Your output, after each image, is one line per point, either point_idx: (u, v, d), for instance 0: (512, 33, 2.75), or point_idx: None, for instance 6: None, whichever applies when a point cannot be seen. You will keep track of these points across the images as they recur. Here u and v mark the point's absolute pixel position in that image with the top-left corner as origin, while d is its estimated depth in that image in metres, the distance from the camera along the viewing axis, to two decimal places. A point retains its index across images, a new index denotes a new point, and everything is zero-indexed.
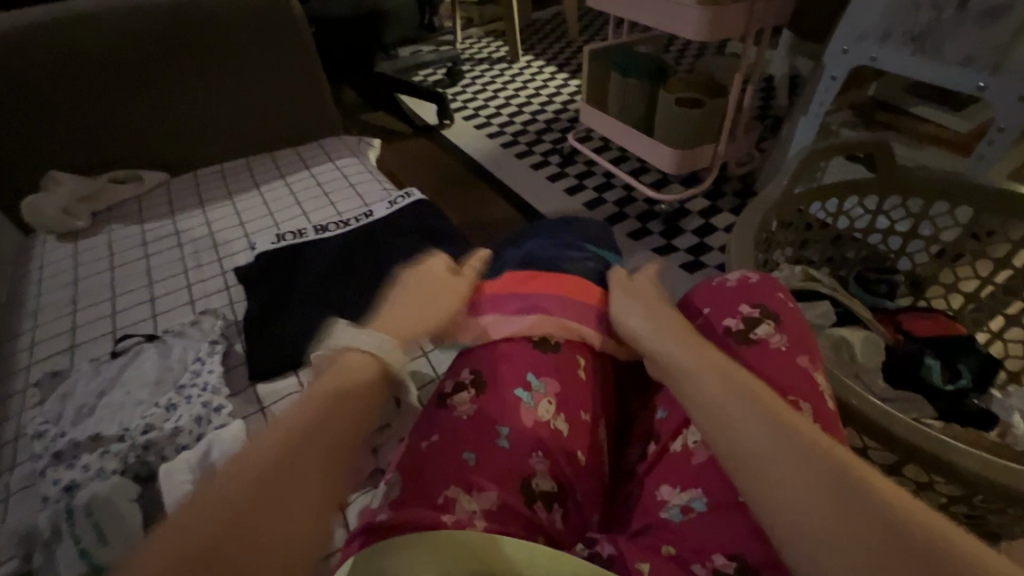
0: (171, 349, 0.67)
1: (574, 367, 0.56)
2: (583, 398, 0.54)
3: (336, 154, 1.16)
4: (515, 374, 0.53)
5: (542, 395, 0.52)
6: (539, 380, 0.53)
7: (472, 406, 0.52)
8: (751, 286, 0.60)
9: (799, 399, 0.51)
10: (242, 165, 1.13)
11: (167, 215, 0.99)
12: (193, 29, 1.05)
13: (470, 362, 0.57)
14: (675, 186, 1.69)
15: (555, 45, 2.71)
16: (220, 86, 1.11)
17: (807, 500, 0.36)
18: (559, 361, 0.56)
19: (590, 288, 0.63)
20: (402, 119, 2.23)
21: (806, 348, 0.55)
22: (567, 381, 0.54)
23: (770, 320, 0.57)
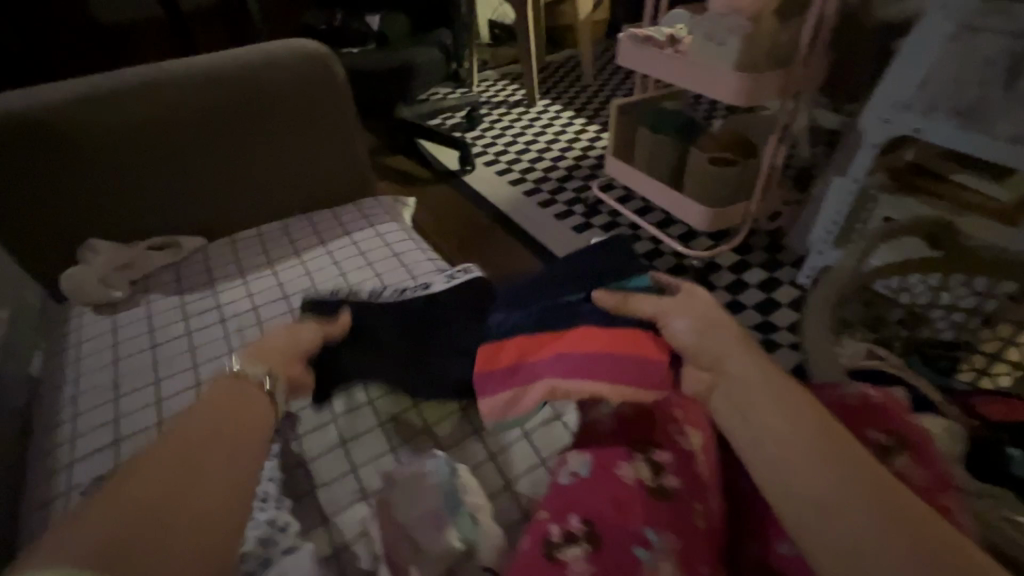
0: None
1: (690, 513, 0.49)
2: (707, 553, 0.47)
3: (375, 218, 1.14)
4: (630, 526, 0.48)
5: (662, 556, 0.46)
6: (656, 536, 0.47)
7: (589, 566, 0.46)
8: (874, 403, 0.57)
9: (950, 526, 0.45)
10: (280, 228, 1.11)
11: (207, 284, 0.96)
12: (244, 98, 1.04)
13: (572, 503, 0.51)
14: (703, 240, 1.68)
15: (571, 89, 2.75)
16: (266, 152, 1.10)
17: (878, 536, 0.38)
18: (674, 508, 0.49)
19: (610, 336, 0.62)
20: (422, 164, 2.24)
21: (946, 485, 0.49)
22: (689, 534, 0.48)
23: (905, 450, 0.52)
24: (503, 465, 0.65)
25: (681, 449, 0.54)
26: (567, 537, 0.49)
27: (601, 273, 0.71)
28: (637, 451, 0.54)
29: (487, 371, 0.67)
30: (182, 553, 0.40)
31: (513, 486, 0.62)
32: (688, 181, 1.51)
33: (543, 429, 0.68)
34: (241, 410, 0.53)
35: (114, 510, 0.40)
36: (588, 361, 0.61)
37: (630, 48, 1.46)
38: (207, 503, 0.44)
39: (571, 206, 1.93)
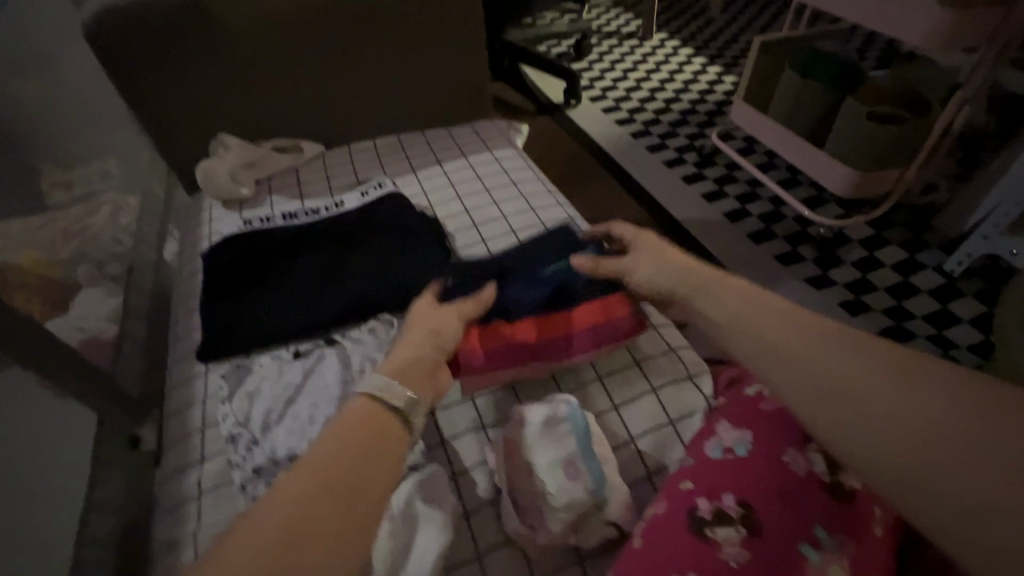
0: (351, 357, 0.64)
1: (868, 519, 0.43)
2: (879, 563, 0.42)
3: (493, 143, 1.08)
4: (797, 521, 0.43)
5: (840, 559, 0.41)
6: (829, 537, 0.42)
7: (745, 552, 0.42)
8: None
9: None
10: (395, 143, 1.08)
11: (326, 193, 0.96)
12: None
13: (725, 480, 0.47)
14: (832, 207, 1.50)
15: (694, 22, 2.47)
16: (387, 59, 1.07)
17: (972, 460, 0.32)
18: (854, 513, 0.43)
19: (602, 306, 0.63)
20: (525, 93, 2.13)
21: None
22: (861, 541, 0.42)
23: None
24: (628, 419, 0.60)
25: None
26: (719, 515, 0.44)
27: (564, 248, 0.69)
28: (811, 439, 0.47)
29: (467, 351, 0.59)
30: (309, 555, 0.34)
31: (637, 443, 0.58)
32: (834, 137, 1.33)
33: (672, 390, 0.63)
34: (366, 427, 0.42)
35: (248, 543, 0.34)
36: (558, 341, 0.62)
37: None
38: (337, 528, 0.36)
39: (683, 153, 1.77)
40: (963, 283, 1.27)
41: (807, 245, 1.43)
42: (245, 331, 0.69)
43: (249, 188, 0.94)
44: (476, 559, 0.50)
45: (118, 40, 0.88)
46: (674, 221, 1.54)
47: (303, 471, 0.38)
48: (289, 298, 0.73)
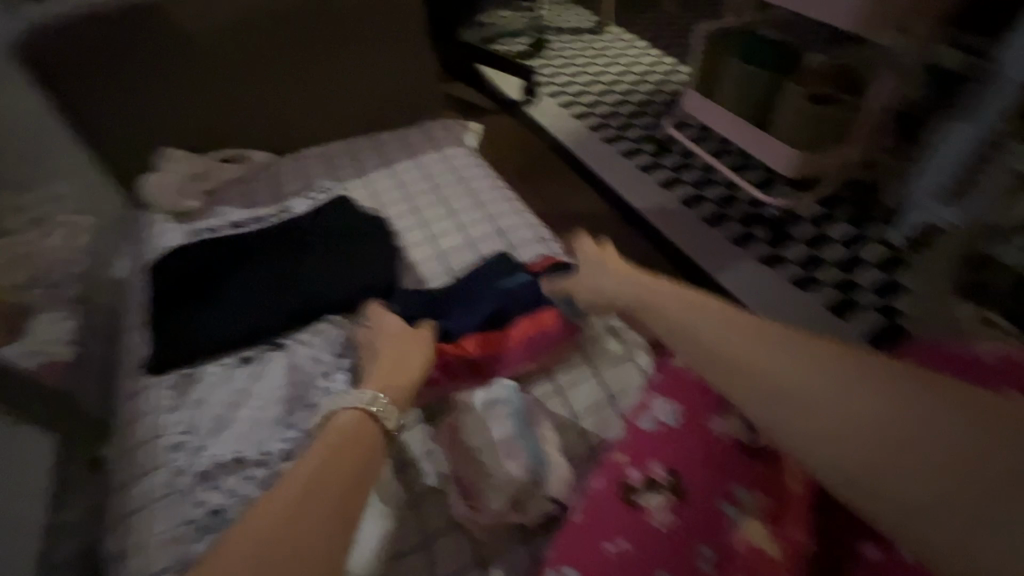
0: (297, 358, 0.66)
1: (786, 476, 0.46)
2: (801, 512, 0.44)
3: (442, 143, 1.08)
4: (717, 483, 0.45)
5: (757, 513, 0.44)
6: (748, 494, 0.45)
7: (670, 516, 0.44)
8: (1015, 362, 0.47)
9: None
10: (346, 148, 1.09)
11: (276, 200, 0.96)
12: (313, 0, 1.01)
13: (652, 449, 0.48)
14: (783, 187, 1.54)
15: (647, 15, 2.51)
16: (331, 63, 1.08)
17: (922, 459, 0.32)
18: (772, 471, 0.46)
19: (536, 321, 0.65)
20: (483, 92, 2.14)
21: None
22: (779, 494, 0.45)
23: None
24: (571, 400, 0.63)
25: None
26: (649, 484, 0.47)
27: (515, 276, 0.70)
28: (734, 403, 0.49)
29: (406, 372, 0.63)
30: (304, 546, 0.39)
31: (579, 423, 0.60)
32: (778, 120, 1.38)
33: (614, 370, 0.65)
34: (353, 446, 0.47)
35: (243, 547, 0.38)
36: (491, 358, 0.64)
37: None
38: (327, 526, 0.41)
39: (640, 143, 1.80)
40: (908, 253, 1.33)
41: (761, 226, 1.47)
42: (191, 340, 0.69)
43: (197, 201, 0.94)
44: (422, 544, 0.52)
45: (53, 59, 0.88)
46: (632, 210, 1.57)
47: (291, 483, 0.42)
48: (237, 306, 0.73)
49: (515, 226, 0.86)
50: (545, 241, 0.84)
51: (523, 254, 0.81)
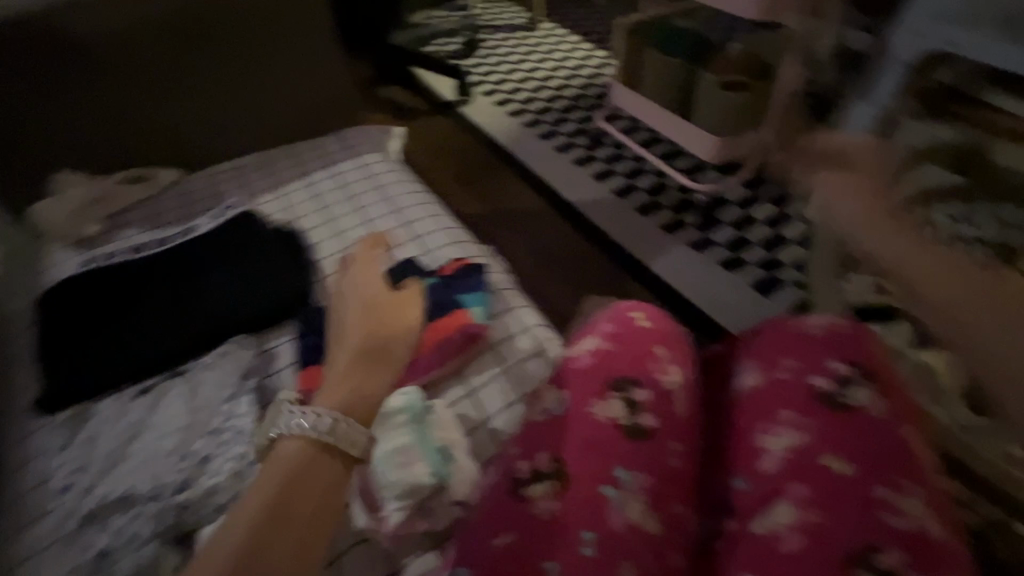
0: (200, 384, 0.63)
1: (662, 453, 0.49)
2: (678, 489, 0.48)
3: (360, 150, 1.06)
4: (599, 465, 0.48)
5: (635, 493, 0.46)
6: (627, 475, 0.47)
7: (554, 506, 0.46)
8: (839, 334, 0.51)
9: (902, 476, 0.41)
10: (260, 159, 1.05)
11: (184, 219, 0.92)
12: (211, 8, 0.98)
13: (541, 441, 0.50)
14: (710, 173, 1.59)
15: (578, 9, 2.52)
16: (237, 73, 1.05)
17: None
18: (649, 449, 0.49)
19: (450, 322, 0.66)
20: (418, 94, 2.12)
21: (905, 417, 0.46)
22: (659, 472, 0.48)
23: (865, 383, 0.47)
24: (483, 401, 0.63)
25: (662, 387, 0.52)
26: (535, 474, 0.49)
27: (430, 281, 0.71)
28: (613, 389, 0.53)
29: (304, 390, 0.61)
30: None
31: (490, 423, 0.62)
32: (699, 108, 1.42)
33: (525, 366, 0.66)
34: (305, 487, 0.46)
35: None
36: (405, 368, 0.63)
37: None
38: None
39: (574, 137, 1.82)
40: None
41: (690, 212, 1.51)
42: (83, 375, 0.65)
43: (96, 227, 0.90)
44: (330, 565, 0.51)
45: None
46: (568, 203, 1.59)
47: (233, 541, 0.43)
48: (135, 334, 0.69)
49: (431, 231, 0.86)
50: (459, 243, 0.83)
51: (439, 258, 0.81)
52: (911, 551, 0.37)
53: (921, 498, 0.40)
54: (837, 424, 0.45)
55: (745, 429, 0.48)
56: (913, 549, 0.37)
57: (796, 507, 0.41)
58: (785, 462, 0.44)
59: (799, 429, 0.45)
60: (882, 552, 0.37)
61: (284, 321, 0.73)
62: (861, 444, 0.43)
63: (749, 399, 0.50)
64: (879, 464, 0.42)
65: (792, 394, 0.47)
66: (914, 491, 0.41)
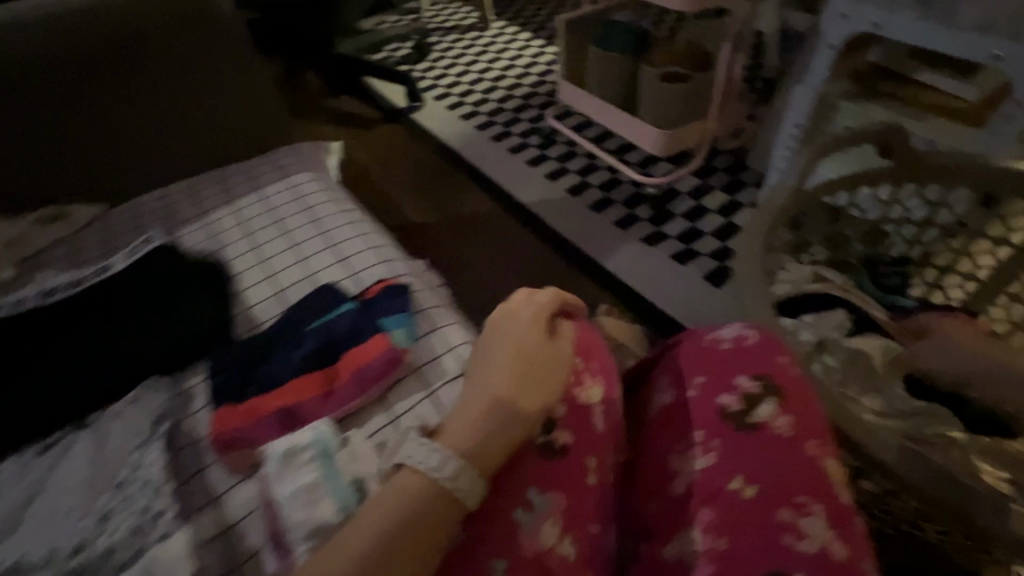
0: (107, 435, 0.60)
1: (578, 470, 0.47)
2: (594, 503, 0.47)
3: (289, 169, 1.02)
4: (512, 488, 0.45)
5: (546, 517, 0.44)
6: (540, 497, 0.45)
7: (469, 532, 0.44)
8: (745, 348, 0.48)
9: (808, 502, 0.39)
10: (186, 187, 1.01)
11: (103, 257, 0.89)
12: (121, 31, 0.95)
13: None
14: (662, 165, 1.59)
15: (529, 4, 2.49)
16: (156, 98, 1.00)
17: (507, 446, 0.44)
18: (564, 468, 0.47)
19: (368, 349, 0.64)
20: (369, 103, 2.08)
21: (814, 431, 0.43)
22: (575, 492, 0.46)
23: (772, 397, 0.44)
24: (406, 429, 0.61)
25: (578, 402, 0.50)
26: None
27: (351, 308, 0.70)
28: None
29: (213, 433, 0.59)
30: None
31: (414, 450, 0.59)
32: (642, 102, 1.41)
33: (449, 387, 0.64)
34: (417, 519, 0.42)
35: None
36: (320, 398, 0.61)
37: None
38: None
39: (526, 138, 1.80)
40: None
41: (643, 206, 1.51)
42: None
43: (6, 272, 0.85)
44: None
45: None
46: (522, 206, 1.57)
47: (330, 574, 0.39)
48: (39, 386, 0.65)
49: (358, 251, 0.83)
50: (387, 261, 0.81)
51: (364, 281, 0.78)
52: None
53: (829, 520, 0.38)
54: (739, 448, 0.42)
55: (658, 453, 0.47)
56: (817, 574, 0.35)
57: (703, 534, 0.40)
58: (692, 486, 0.42)
59: (708, 450, 0.43)
60: None
61: (199, 360, 0.70)
62: (765, 466, 0.41)
63: (664, 420, 0.48)
64: (785, 485, 0.40)
65: (698, 415, 0.46)
66: (821, 512, 0.39)
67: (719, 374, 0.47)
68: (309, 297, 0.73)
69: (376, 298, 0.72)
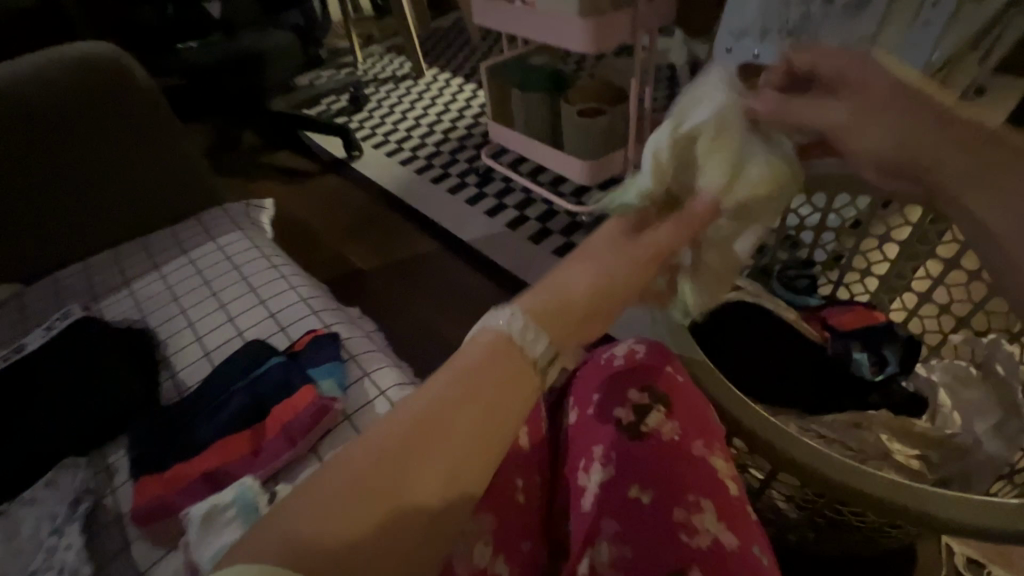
0: (20, 523, 0.58)
1: (507, 493, 0.48)
2: (524, 526, 0.47)
3: (217, 229, 1.02)
4: None
5: (478, 538, 0.45)
6: (472, 518, 0.46)
7: None
8: (637, 362, 0.49)
9: (698, 498, 0.42)
10: (108, 257, 0.99)
11: (20, 335, 0.86)
12: (35, 104, 0.93)
13: None
14: (594, 192, 1.67)
15: (459, 52, 2.59)
16: (73, 172, 0.99)
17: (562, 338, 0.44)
18: (493, 489, 0.47)
19: (297, 400, 0.64)
20: (307, 156, 2.10)
21: (700, 431, 0.46)
22: (505, 513, 0.47)
23: (660, 406, 0.47)
24: None
25: None
26: None
27: (278, 360, 0.70)
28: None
29: (133, 505, 0.58)
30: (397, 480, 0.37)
31: None
32: (566, 137, 1.48)
33: None
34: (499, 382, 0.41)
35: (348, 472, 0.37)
36: (248, 457, 0.61)
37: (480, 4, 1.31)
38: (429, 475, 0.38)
39: (464, 177, 1.86)
40: None
41: (579, 233, 1.57)
42: None
43: None
44: None
45: None
46: (463, 243, 1.61)
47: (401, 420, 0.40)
48: None
49: (288, 304, 0.83)
50: (317, 311, 0.82)
51: (294, 332, 0.79)
52: (709, 567, 0.38)
53: (718, 513, 0.41)
54: (632, 460, 0.44)
55: (570, 467, 0.49)
56: (709, 566, 0.38)
57: (610, 543, 0.42)
58: (596, 502, 0.44)
59: (607, 463, 0.45)
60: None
61: (121, 432, 0.69)
62: (662, 472, 0.43)
63: (570, 437, 0.50)
64: (676, 486, 0.43)
65: (597, 431, 0.47)
66: (710, 508, 0.41)
67: (614, 386, 0.49)
68: (234, 356, 0.72)
69: (302, 351, 0.72)
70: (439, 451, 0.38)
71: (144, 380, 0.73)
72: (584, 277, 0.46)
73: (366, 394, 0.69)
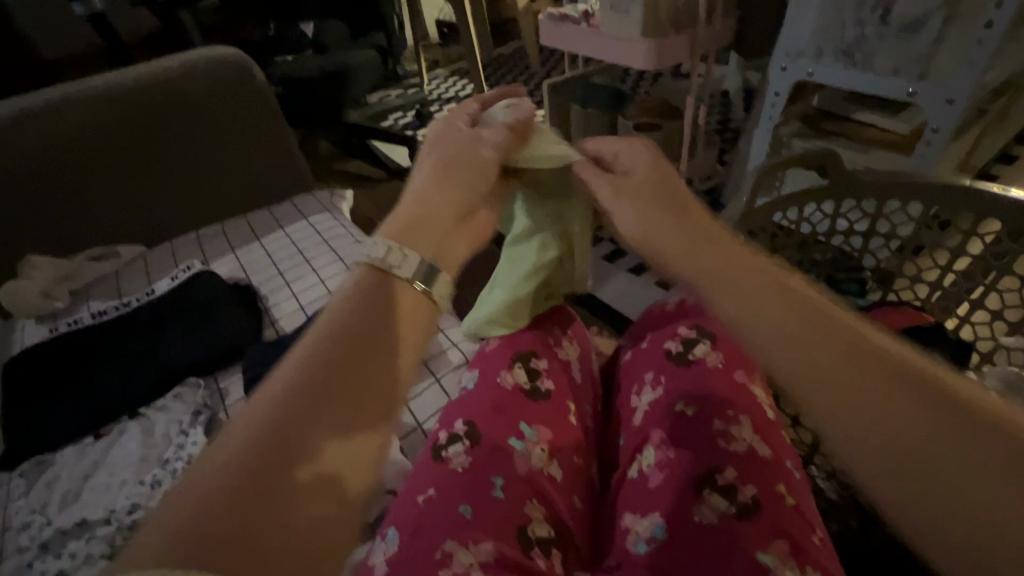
0: (154, 425, 0.70)
1: (564, 414, 0.57)
2: (575, 443, 0.56)
3: (307, 211, 1.16)
4: (509, 420, 0.54)
5: (536, 443, 0.53)
6: (530, 428, 0.54)
7: (466, 457, 0.52)
8: (687, 307, 0.57)
9: (737, 412, 0.47)
10: (217, 229, 1.14)
11: (146, 286, 1.01)
12: (176, 95, 1.10)
13: (458, 412, 0.57)
14: None
15: (519, 77, 2.74)
16: (197, 156, 1.15)
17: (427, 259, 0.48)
18: (553, 409, 0.56)
19: None
20: (375, 163, 2.26)
21: (742, 364, 0.52)
22: (557, 428, 0.55)
23: (706, 340, 0.53)
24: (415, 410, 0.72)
25: (558, 359, 0.62)
26: (452, 439, 0.54)
27: None
28: (518, 361, 0.59)
29: None
30: (302, 435, 0.37)
31: (422, 426, 0.70)
32: None
33: (451, 376, 0.76)
34: (380, 308, 0.44)
35: (235, 448, 0.36)
36: None
37: (548, 26, 1.43)
38: (334, 420, 0.38)
39: None
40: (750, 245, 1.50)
41: None
42: (44, 426, 0.71)
43: (62, 300, 0.96)
44: None
45: None
46: None
47: (292, 375, 0.39)
48: (96, 390, 0.75)
49: None
50: None
51: None
52: (742, 467, 0.43)
53: (754, 426, 0.47)
54: (679, 382, 0.51)
55: (625, 394, 0.56)
56: (742, 467, 0.44)
57: (656, 449, 0.48)
58: (644, 415, 0.51)
59: (658, 385, 0.52)
60: (721, 472, 0.44)
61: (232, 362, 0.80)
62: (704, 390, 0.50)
63: (626, 371, 0.58)
64: (716, 403, 0.48)
65: (652, 359, 0.55)
66: (747, 421, 0.47)
67: (665, 326, 0.57)
68: None
69: None
70: (348, 417, 0.39)
71: (252, 322, 0.84)
72: (433, 195, 0.51)
73: (441, 348, 0.80)
